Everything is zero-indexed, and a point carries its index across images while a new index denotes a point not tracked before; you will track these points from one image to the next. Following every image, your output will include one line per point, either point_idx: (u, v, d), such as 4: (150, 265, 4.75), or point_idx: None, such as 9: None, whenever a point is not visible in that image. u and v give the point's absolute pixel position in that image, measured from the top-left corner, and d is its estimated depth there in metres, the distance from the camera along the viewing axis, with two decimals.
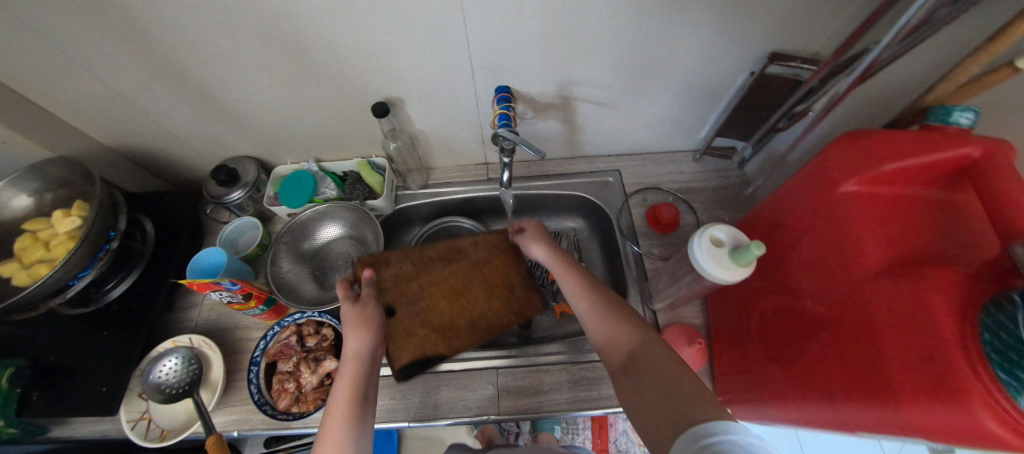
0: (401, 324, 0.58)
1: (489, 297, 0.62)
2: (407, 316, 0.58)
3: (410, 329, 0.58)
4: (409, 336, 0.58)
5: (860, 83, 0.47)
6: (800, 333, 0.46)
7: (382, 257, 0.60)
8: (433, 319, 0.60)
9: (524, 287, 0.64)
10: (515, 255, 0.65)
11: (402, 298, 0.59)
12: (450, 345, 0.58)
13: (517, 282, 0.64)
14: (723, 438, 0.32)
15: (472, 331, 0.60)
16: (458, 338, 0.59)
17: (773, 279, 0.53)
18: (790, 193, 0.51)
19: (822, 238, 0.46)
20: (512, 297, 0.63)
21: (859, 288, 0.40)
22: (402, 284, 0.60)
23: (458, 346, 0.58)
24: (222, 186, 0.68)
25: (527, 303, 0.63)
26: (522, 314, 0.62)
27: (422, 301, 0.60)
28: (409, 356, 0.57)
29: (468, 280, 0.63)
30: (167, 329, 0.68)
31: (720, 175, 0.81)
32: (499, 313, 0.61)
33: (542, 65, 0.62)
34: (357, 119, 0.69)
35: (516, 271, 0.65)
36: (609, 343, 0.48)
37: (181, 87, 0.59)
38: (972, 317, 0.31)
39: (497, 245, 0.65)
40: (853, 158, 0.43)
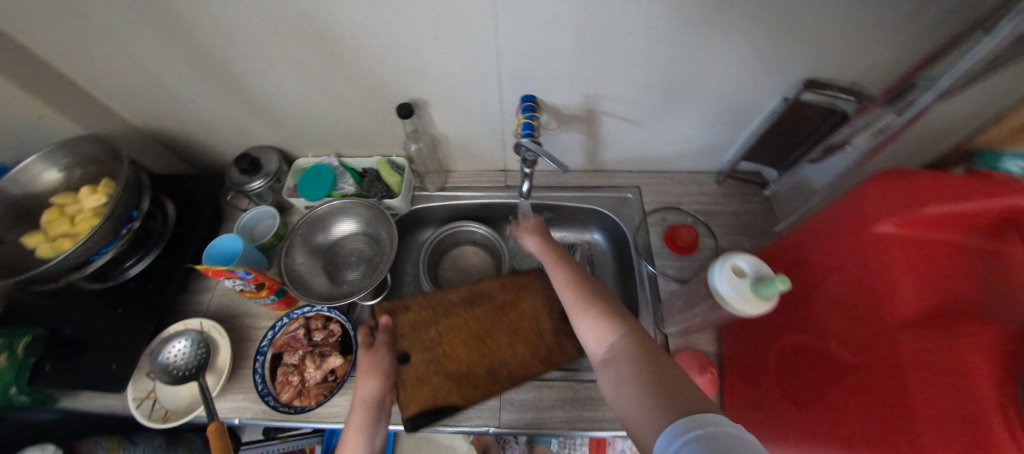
0: (414, 370, 0.58)
1: (512, 343, 0.62)
2: (422, 363, 0.58)
3: (423, 377, 0.57)
4: (422, 383, 0.57)
5: (905, 120, 0.45)
6: (821, 375, 0.44)
7: (403, 304, 0.63)
8: (448, 366, 0.59)
9: (552, 332, 0.63)
10: (544, 300, 0.65)
11: (418, 345, 0.59)
12: (464, 396, 0.57)
13: (545, 327, 0.63)
14: (704, 431, 0.31)
15: (489, 380, 0.59)
16: (474, 387, 0.58)
17: (796, 315, 0.51)
18: (821, 229, 0.50)
19: (854, 279, 0.44)
20: (539, 344, 0.62)
21: (890, 336, 0.38)
22: (420, 330, 0.61)
23: (473, 397, 0.57)
24: (244, 175, 0.69)
25: (554, 349, 0.61)
26: (548, 364, 0.61)
27: (439, 347, 0.60)
28: (419, 404, 0.55)
29: (489, 327, 0.63)
30: (179, 311, 0.69)
31: (743, 199, 0.79)
32: (521, 361, 0.60)
33: (570, 77, 0.61)
34: (381, 117, 0.69)
35: (544, 316, 0.64)
36: (591, 334, 0.48)
37: (213, 75, 0.60)
38: (1016, 378, 0.29)
39: (521, 289, 0.67)
40: (890, 198, 0.41)
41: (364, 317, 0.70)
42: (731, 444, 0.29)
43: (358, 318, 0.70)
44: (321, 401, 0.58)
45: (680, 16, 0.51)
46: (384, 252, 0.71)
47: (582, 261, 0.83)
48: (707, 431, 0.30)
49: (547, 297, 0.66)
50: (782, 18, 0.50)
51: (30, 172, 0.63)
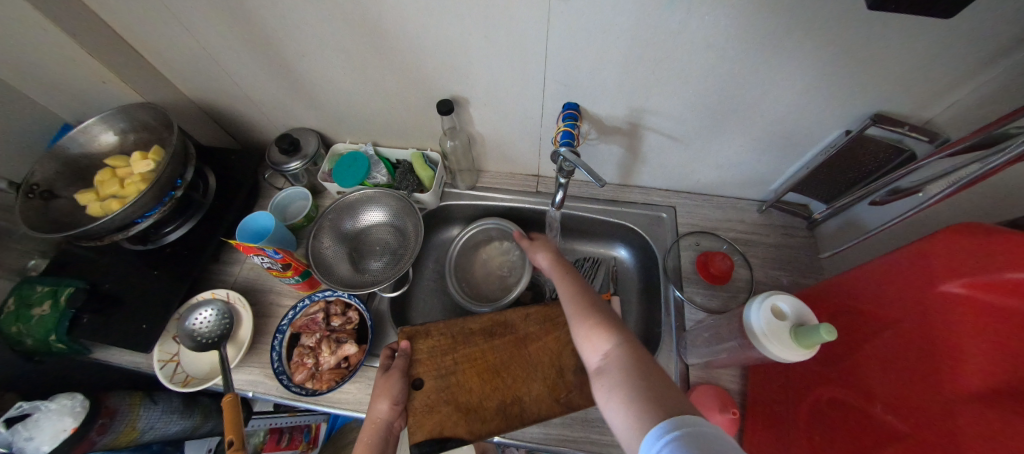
0: (425, 397, 0.54)
1: (532, 378, 0.57)
2: (434, 390, 0.55)
3: (433, 405, 0.54)
4: (431, 411, 0.53)
5: (995, 173, 0.41)
6: (862, 439, 0.40)
7: (423, 328, 0.60)
8: (460, 397, 0.55)
9: (576, 372, 0.58)
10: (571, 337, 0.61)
11: (432, 371, 0.57)
12: (473, 430, 0.53)
13: (569, 365, 0.58)
14: (680, 432, 0.31)
15: (501, 418, 0.54)
16: (484, 422, 0.53)
17: (835, 366, 0.47)
18: (875, 277, 0.46)
19: (912, 338, 0.40)
20: (560, 383, 0.57)
21: (952, 410, 0.35)
22: (436, 357, 0.58)
23: (481, 432, 0.53)
24: (283, 155, 0.70)
25: (576, 390, 0.56)
26: (567, 405, 0.55)
27: (453, 375, 0.56)
28: (426, 432, 0.52)
29: (508, 359, 0.59)
30: (209, 279, 0.71)
31: (785, 232, 0.74)
32: (539, 401, 0.56)
33: (617, 88, 0.59)
34: (421, 111, 0.69)
35: (569, 354, 0.59)
36: (588, 343, 0.46)
37: (264, 55, 0.61)
38: None
39: (549, 321, 0.62)
40: (960, 255, 0.37)
41: (382, 308, 0.70)
42: (707, 441, 0.29)
43: (377, 308, 0.71)
44: (332, 387, 0.58)
45: (746, 34, 0.47)
46: (408, 245, 0.71)
47: (606, 277, 0.80)
48: (684, 432, 0.31)
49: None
50: (859, 45, 0.46)
51: (89, 132, 0.67)
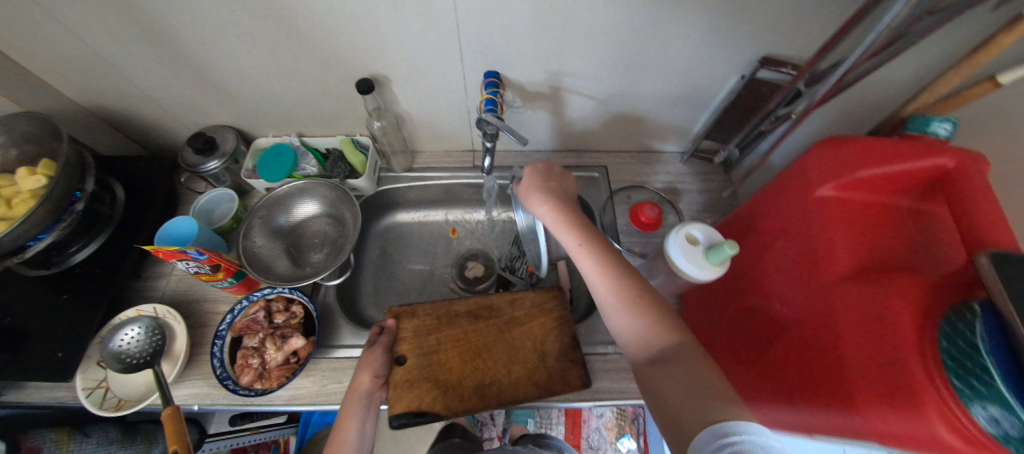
0: (406, 372, 0.55)
1: (514, 361, 0.57)
2: (416, 367, 0.55)
3: (414, 380, 0.54)
4: (411, 386, 0.54)
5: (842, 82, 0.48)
6: (766, 333, 0.46)
7: (410, 308, 0.61)
8: (440, 375, 0.55)
9: (559, 356, 0.58)
10: (558, 324, 0.60)
11: (415, 349, 0.57)
12: (450, 407, 0.53)
13: (551, 350, 0.58)
14: (745, 438, 0.31)
15: (480, 398, 0.54)
16: (462, 399, 0.53)
17: (742, 281, 0.52)
18: (767, 195, 0.51)
19: (794, 241, 0.45)
20: (541, 367, 0.57)
21: (827, 292, 0.39)
22: (421, 336, 0.58)
23: (458, 410, 0.52)
24: (198, 155, 0.67)
25: (559, 376, 0.56)
26: (548, 390, 0.55)
27: (435, 354, 0.57)
28: (405, 404, 0.52)
29: (491, 342, 0.59)
30: (132, 297, 0.66)
31: (705, 178, 0.82)
32: (519, 384, 0.55)
33: (533, 53, 0.61)
34: (344, 95, 0.68)
35: (553, 340, 0.59)
36: (638, 340, 0.43)
37: (161, 48, 0.57)
38: (931, 324, 0.31)
39: (536, 306, 0.62)
40: (828, 163, 0.42)
41: (329, 299, 0.69)
42: None
43: (324, 300, 0.69)
44: (283, 383, 0.57)
45: None
46: (347, 233, 0.70)
47: None
48: (743, 439, 0.31)
49: (562, 319, 0.61)
50: None
51: None
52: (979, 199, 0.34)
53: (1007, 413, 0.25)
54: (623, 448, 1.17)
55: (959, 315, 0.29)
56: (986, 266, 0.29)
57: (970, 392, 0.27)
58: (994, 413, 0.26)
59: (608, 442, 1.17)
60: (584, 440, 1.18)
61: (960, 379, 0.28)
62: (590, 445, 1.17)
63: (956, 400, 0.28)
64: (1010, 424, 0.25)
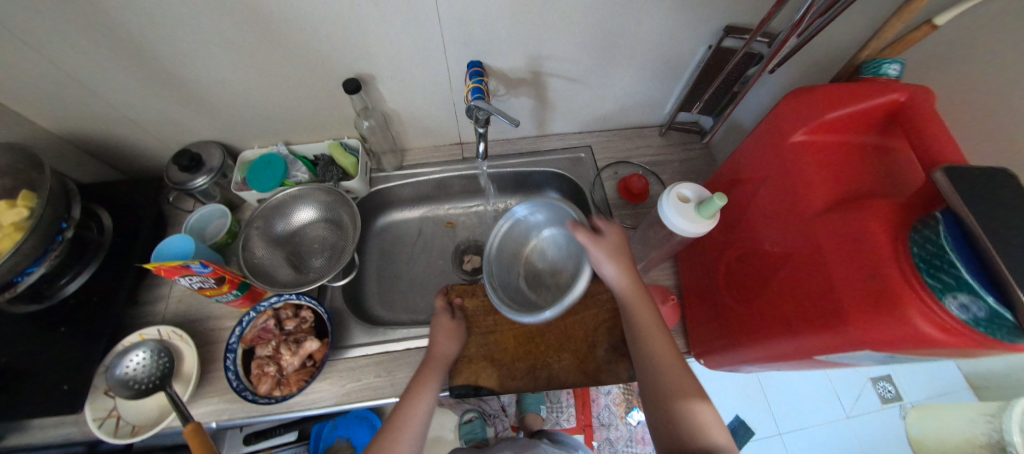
0: (467, 350, 0.60)
1: (564, 348, 0.60)
2: (475, 345, 0.60)
3: (474, 357, 0.59)
4: (470, 362, 0.58)
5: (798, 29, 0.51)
6: (762, 274, 0.49)
7: (471, 288, 0.66)
8: (497, 354, 0.60)
9: (608, 349, 0.59)
10: (609, 315, 0.61)
11: (476, 328, 0.62)
12: (504, 384, 0.57)
13: (601, 342, 0.60)
14: None
15: (531, 380, 0.57)
16: (515, 378, 0.57)
17: (733, 231, 0.56)
18: (747, 149, 0.54)
19: (775, 186, 0.49)
20: (590, 356, 0.59)
21: (810, 225, 0.43)
22: (481, 316, 0.63)
23: (511, 387, 0.57)
24: (185, 172, 0.66)
25: (606, 367, 0.58)
26: (596, 379, 0.57)
27: (492, 334, 0.61)
28: (464, 379, 0.57)
29: (543, 327, 0.62)
30: (132, 323, 0.65)
31: (685, 147, 0.86)
32: (567, 370, 0.58)
33: (513, 40, 0.63)
34: (330, 98, 0.68)
35: (604, 333, 0.60)
36: (681, 434, 0.44)
37: (138, 64, 0.56)
38: (904, 236, 0.35)
39: (588, 296, 0.64)
40: (796, 111, 0.46)
41: (337, 301, 0.69)
42: None
43: (332, 303, 0.69)
44: (302, 387, 0.57)
45: None
46: (347, 236, 0.70)
47: None
48: None
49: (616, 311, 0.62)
50: None
51: None
52: (931, 125, 0.39)
53: (974, 297, 0.29)
54: (634, 420, 1.22)
55: (926, 224, 0.33)
56: (942, 180, 0.32)
57: (941, 287, 0.31)
58: (964, 301, 0.30)
59: (618, 417, 1.21)
60: (595, 418, 1.22)
61: (933, 277, 0.31)
62: (602, 422, 1.21)
63: (931, 296, 0.32)
64: (977, 307, 0.29)
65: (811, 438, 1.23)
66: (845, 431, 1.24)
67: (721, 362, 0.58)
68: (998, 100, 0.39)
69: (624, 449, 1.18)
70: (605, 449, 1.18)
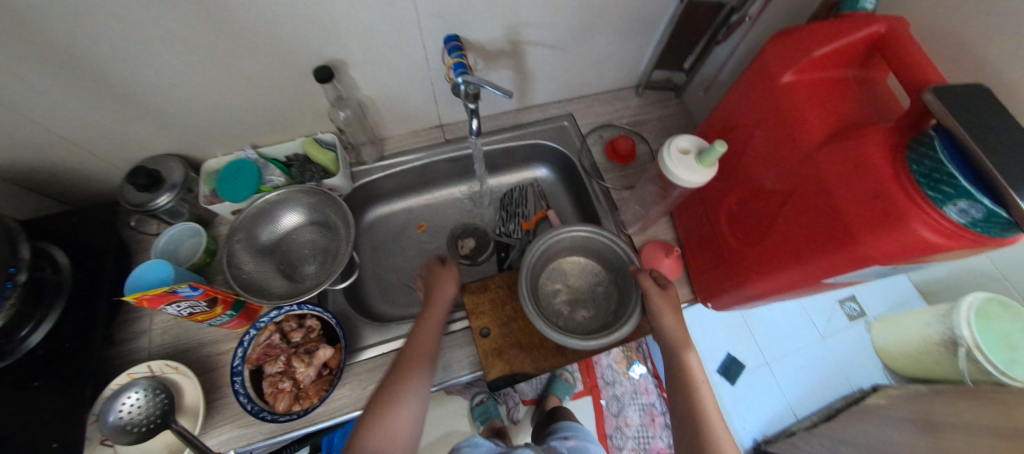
0: (492, 342, 0.61)
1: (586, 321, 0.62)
2: (500, 336, 0.61)
3: (501, 348, 0.60)
4: (499, 353, 0.60)
5: None
6: (765, 213, 0.52)
7: (483, 283, 0.66)
8: (523, 339, 0.61)
9: None
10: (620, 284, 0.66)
11: (495, 320, 0.62)
12: (538, 365, 0.59)
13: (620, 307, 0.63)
14: None
15: (563, 355, 0.60)
16: (546, 358, 0.59)
17: (731, 177, 0.58)
18: (738, 96, 0.55)
19: (770, 128, 0.51)
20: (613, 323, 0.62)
21: (809, 159, 0.45)
22: (499, 308, 0.64)
23: (545, 367, 0.59)
24: (143, 192, 0.59)
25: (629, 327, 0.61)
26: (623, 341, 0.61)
27: (514, 322, 0.62)
28: (499, 369, 0.58)
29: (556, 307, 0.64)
30: (115, 364, 0.59)
31: (662, 105, 0.87)
32: None
33: (491, 8, 0.59)
34: (296, 90, 0.62)
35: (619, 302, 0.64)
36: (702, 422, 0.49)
37: (67, 72, 0.48)
38: (901, 156, 0.37)
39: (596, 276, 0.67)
40: (784, 52, 0.47)
41: (341, 305, 0.66)
42: None
43: (336, 307, 0.66)
44: (324, 397, 0.55)
45: None
46: (339, 238, 0.66)
47: (537, 198, 0.84)
48: None
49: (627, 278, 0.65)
50: None
51: None
52: (912, 49, 0.41)
53: (972, 202, 0.32)
54: (636, 374, 1.27)
55: (920, 142, 0.35)
56: (932, 100, 0.34)
57: (940, 197, 0.33)
58: (963, 206, 0.32)
59: (621, 374, 1.27)
60: (599, 378, 1.27)
61: (933, 190, 0.34)
62: (607, 380, 1.26)
63: (933, 207, 0.34)
64: (975, 210, 0.32)
65: (793, 362, 1.35)
66: (820, 351, 1.37)
67: (728, 301, 0.61)
68: (967, 21, 0.41)
69: (630, 402, 1.24)
70: (613, 405, 1.23)
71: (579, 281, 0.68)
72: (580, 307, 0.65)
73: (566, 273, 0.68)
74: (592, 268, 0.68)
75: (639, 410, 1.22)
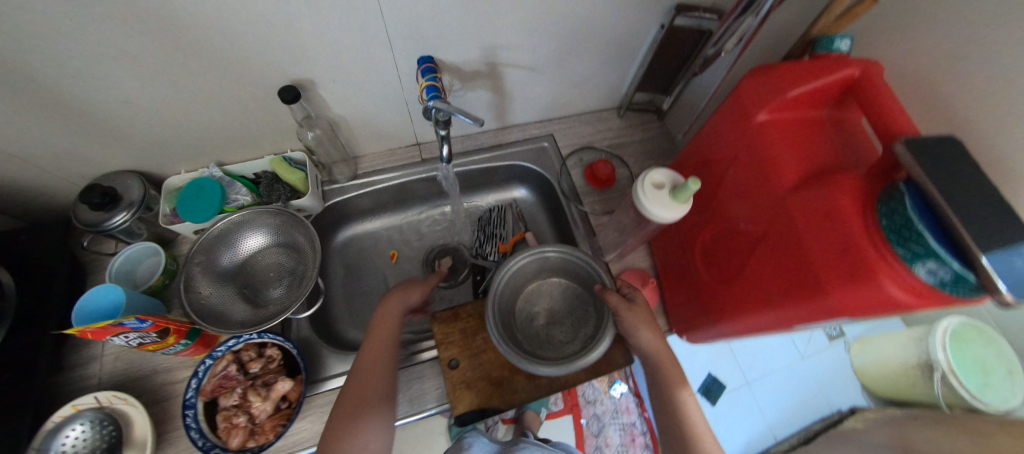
0: (462, 374, 0.59)
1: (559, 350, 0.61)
2: (469, 368, 0.59)
3: (470, 380, 0.58)
4: (468, 386, 0.58)
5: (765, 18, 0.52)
6: (739, 252, 0.50)
7: (453, 312, 0.64)
8: (493, 372, 0.59)
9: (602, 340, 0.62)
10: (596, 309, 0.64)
11: (466, 350, 0.61)
12: (508, 400, 0.57)
13: None
14: None
15: (534, 388, 0.58)
16: (517, 391, 0.58)
17: (707, 212, 0.57)
18: (714, 130, 0.54)
19: (743, 166, 0.50)
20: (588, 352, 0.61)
21: (781, 202, 0.44)
22: (469, 338, 0.62)
23: (516, 401, 0.57)
24: (98, 212, 0.56)
25: (603, 359, 0.60)
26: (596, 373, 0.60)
27: (484, 353, 0.60)
28: (467, 403, 0.57)
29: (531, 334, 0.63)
30: (60, 393, 0.56)
31: (644, 127, 0.87)
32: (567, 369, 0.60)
33: (465, 31, 0.58)
34: (263, 108, 0.60)
35: None
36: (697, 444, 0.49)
37: (10, 89, 0.46)
38: (871, 209, 0.36)
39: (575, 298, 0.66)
40: (758, 92, 0.46)
41: (305, 332, 0.64)
42: None
43: (300, 334, 0.64)
44: (280, 432, 0.52)
45: None
46: (306, 261, 0.64)
47: (515, 218, 0.83)
48: None
49: None
50: None
51: None
52: (882, 96, 0.40)
53: (942, 264, 0.31)
54: (617, 393, 1.26)
55: (891, 196, 0.34)
56: (902, 154, 0.33)
57: (910, 256, 0.32)
58: (932, 267, 0.31)
59: (603, 392, 1.26)
60: (581, 397, 1.26)
61: (902, 248, 0.33)
62: (588, 399, 1.25)
63: (902, 265, 0.33)
64: (944, 272, 0.31)
65: (773, 381, 1.36)
66: (801, 372, 1.37)
67: (704, 336, 0.60)
68: (939, 69, 0.41)
69: (611, 421, 1.23)
70: (594, 424, 1.22)
71: (557, 303, 0.66)
72: (557, 329, 0.64)
73: (543, 294, 0.66)
74: (569, 288, 0.66)
75: (620, 430, 1.21)
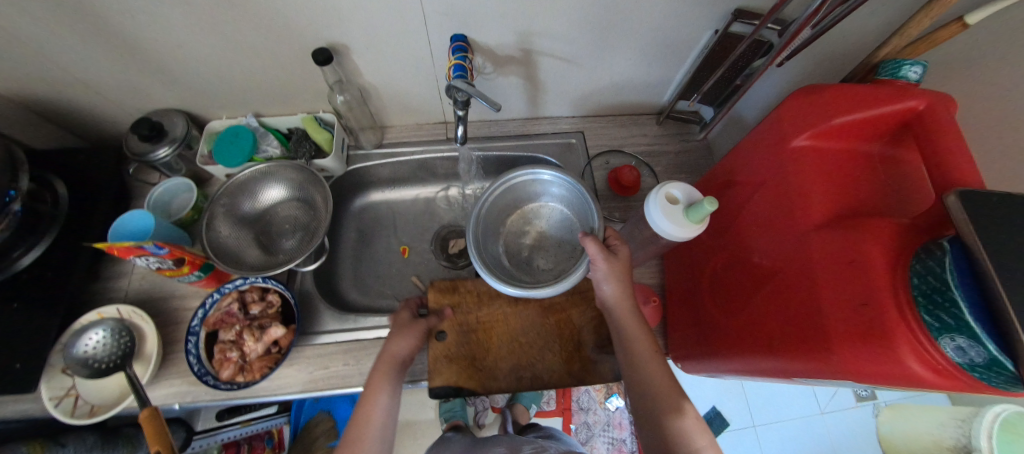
0: (446, 349, 0.59)
1: (547, 348, 0.60)
2: (454, 344, 0.59)
3: (452, 356, 0.58)
4: (450, 362, 0.58)
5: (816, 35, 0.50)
6: (750, 286, 0.47)
7: (453, 283, 0.64)
8: (477, 354, 0.59)
9: (594, 348, 0.60)
10: (596, 314, 0.62)
11: (456, 326, 0.60)
12: (484, 385, 0.57)
13: (587, 340, 0.60)
14: None
15: (514, 379, 0.57)
16: (495, 379, 0.57)
17: (723, 236, 0.53)
18: (747, 148, 0.50)
19: (771, 194, 0.45)
20: (576, 356, 0.59)
21: (804, 240, 0.40)
22: (461, 315, 0.61)
23: (492, 388, 0.57)
24: (144, 143, 0.61)
25: (589, 367, 0.58)
26: (578, 379, 0.58)
27: (472, 334, 0.60)
28: (445, 377, 0.57)
29: (524, 324, 0.61)
30: (93, 299, 0.62)
31: (682, 138, 0.81)
32: (551, 368, 0.58)
33: (502, 13, 0.56)
34: (301, 67, 0.63)
35: (591, 328, 0.61)
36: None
37: (81, 22, 0.50)
38: (904, 264, 0.31)
39: (577, 293, 0.63)
40: (800, 114, 0.42)
41: (307, 285, 0.67)
42: None
43: (303, 286, 0.67)
44: (266, 373, 0.55)
45: None
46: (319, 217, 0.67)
47: None
48: None
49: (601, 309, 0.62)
50: None
51: None
52: (947, 137, 0.35)
53: (974, 343, 0.26)
54: (612, 406, 1.23)
55: (930, 253, 0.29)
56: (952, 205, 0.28)
57: (938, 326, 0.28)
58: (962, 344, 0.27)
59: (597, 402, 1.23)
60: (574, 402, 1.23)
61: (930, 314, 0.29)
62: (581, 406, 1.23)
63: (926, 334, 0.29)
64: (975, 352, 0.26)
65: (783, 429, 1.26)
66: (817, 427, 1.26)
67: (698, 367, 0.56)
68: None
69: (600, 433, 1.20)
70: (582, 432, 1.20)
71: (552, 230, 0.63)
72: (540, 254, 0.62)
73: (541, 218, 0.64)
74: (567, 219, 0.62)
75: (607, 444, 1.18)
